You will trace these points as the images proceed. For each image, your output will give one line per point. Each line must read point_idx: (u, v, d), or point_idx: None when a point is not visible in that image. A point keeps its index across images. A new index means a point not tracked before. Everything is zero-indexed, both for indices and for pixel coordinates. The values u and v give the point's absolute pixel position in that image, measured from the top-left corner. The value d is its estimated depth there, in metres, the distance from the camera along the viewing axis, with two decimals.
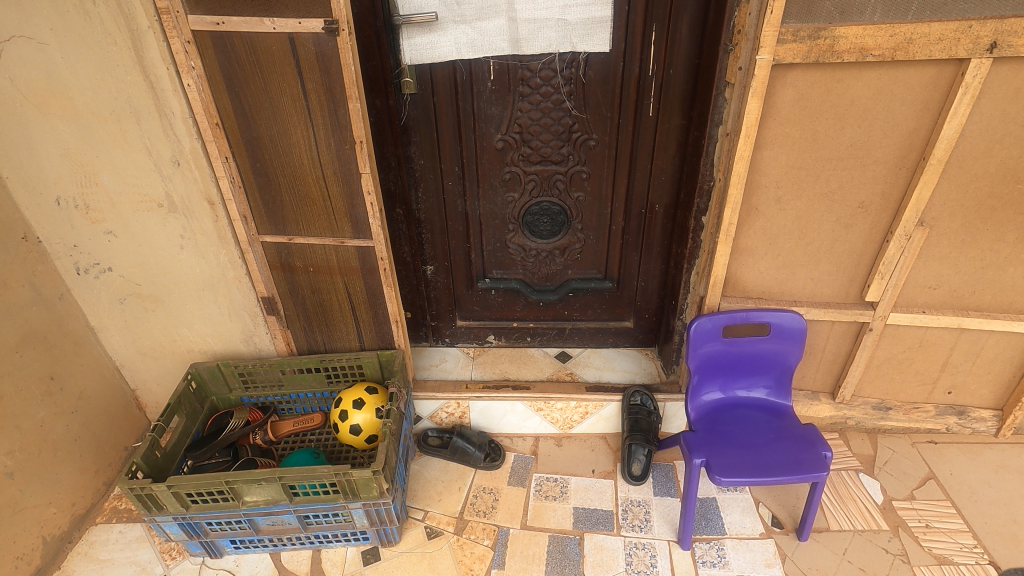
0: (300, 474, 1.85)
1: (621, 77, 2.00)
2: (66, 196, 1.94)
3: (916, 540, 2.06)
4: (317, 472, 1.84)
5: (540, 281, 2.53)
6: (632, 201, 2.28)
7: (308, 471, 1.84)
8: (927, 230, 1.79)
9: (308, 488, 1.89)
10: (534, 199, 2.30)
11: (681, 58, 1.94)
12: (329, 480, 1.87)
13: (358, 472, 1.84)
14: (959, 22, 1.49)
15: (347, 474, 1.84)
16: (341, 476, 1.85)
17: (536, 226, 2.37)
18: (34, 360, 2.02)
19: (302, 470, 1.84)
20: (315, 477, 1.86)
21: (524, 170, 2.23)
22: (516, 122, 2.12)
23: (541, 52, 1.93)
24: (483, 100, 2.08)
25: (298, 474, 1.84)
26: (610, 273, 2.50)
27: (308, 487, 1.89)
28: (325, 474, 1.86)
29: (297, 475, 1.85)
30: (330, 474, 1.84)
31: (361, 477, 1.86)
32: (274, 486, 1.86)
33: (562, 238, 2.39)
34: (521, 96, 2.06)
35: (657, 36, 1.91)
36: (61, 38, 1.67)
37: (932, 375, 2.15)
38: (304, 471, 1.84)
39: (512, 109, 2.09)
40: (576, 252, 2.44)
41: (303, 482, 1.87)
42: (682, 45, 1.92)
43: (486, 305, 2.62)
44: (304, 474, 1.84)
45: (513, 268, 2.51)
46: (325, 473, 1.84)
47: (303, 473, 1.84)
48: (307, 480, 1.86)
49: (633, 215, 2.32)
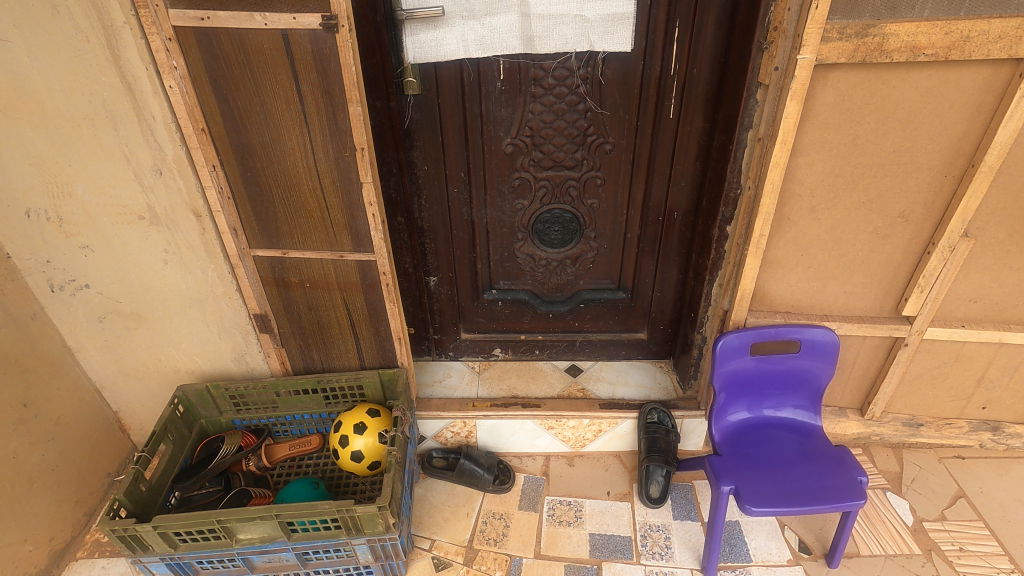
0: (303, 513, 1.71)
1: (640, 76, 1.87)
2: (36, 208, 1.77)
3: (951, 565, 1.96)
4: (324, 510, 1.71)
5: (550, 292, 2.40)
6: (649, 208, 2.15)
7: (312, 508, 1.70)
8: (971, 241, 1.67)
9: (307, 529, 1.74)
10: (545, 206, 2.16)
11: (705, 56, 1.81)
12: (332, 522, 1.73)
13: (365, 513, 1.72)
14: (1020, 19, 1.36)
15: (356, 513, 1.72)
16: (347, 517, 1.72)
17: (546, 235, 2.23)
18: (5, 386, 1.86)
19: (305, 507, 1.70)
20: (316, 519, 1.72)
21: (535, 176, 2.08)
22: (526, 124, 1.97)
23: (556, 50, 1.79)
24: (492, 101, 1.93)
25: (300, 513, 1.70)
26: (623, 283, 2.38)
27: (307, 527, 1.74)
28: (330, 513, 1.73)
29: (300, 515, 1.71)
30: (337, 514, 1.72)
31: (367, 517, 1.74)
32: (276, 523, 1.72)
33: (574, 247, 2.26)
34: (534, 96, 1.91)
35: (681, 32, 1.77)
36: (25, 35, 1.50)
37: (966, 390, 2.00)
38: (306, 508, 1.69)
39: (523, 111, 1.95)
40: (589, 261, 2.30)
41: (306, 522, 1.73)
42: (708, 43, 1.79)
43: (492, 317, 2.49)
44: (308, 515, 1.70)
45: (521, 278, 2.37)
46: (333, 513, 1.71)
47: (306, 513, 1.70)
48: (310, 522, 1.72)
49: (650, 223, 2.19)
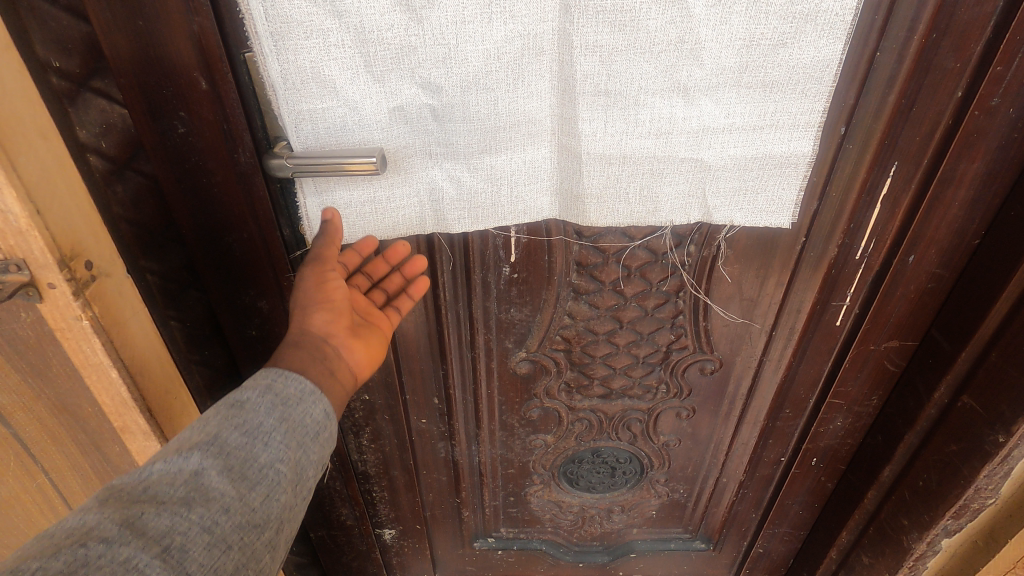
0: (175, 501, 0.53)
1: (792, 259, 0.93)
2: None
3: None
4: (220, 424, 0.60)
5: (581, 540, 1.46)
6: (768, 446, 1.22)
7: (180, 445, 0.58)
8: None
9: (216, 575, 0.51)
10: (583, 444, 1.22)
11: (938, 236, 0.88)
12: (280, 525, 0.58)
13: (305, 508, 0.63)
14: None
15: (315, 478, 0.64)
16: (281, 414, 0.63)
17: (582, 478, 1.29)
18: None
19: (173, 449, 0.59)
20: (217, 536, 0.52)
21: (569, 406, 1.14)
22: (558, 333, 1.02)
23: (626, 223, 0.83)
24: (494, 297, 0.98)
25: (185, 487, 0.54)
26: (704, 531, 1.45)
27: (201, 565, 0.50)
28: (242, 412, 0.62)
29: (159, 478, 0.54)
30: (263, 393, 0.64)
31: (310, 425, 0.65)
32: (94, 528, 0.48)
33: (628, 492, 1.33)
34: (576, 291, 0.96)
35: (897, 188, 0.84)
36: None
37: None
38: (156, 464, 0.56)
39: (554, 314, 0.99)
40: (650, 508, 1.37)
41: (217, 517, 0.53)
42: (951, 210, 0.85)
43: (485, 566, 1.54)
44: (213, 483, 0.55)
45: (535, 525, 1.43)
46: (262, 415, 0.62)
47: (205, 486, 0.55)
48: (234, 529, 0.54)
49: (764, 465, 1.26)
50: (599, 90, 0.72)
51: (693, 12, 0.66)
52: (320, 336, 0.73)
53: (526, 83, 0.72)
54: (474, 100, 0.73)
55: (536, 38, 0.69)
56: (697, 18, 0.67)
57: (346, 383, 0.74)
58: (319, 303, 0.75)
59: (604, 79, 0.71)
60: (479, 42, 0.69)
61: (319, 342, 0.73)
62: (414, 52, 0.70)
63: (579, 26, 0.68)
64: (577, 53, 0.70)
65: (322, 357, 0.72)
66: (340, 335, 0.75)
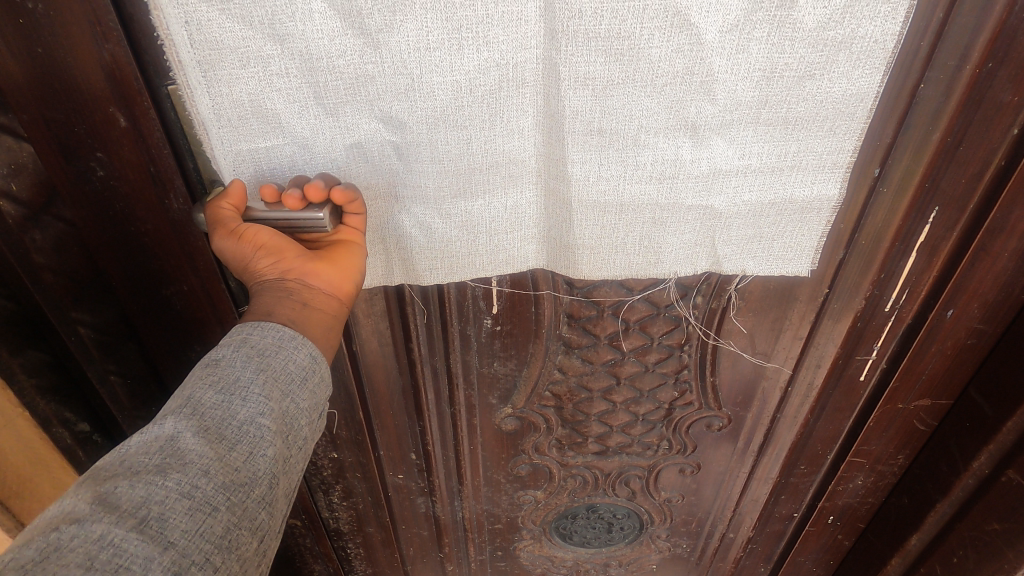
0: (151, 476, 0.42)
1: (813, 311, 0.81)
2: None
3: None
4: (194, 386, 0.49)
5: None
6: (781, 504, 1.11)
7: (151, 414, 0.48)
8: None
9: (205, 543, 0.41)
10: (577, 500, 1.11)
11: (981, 289, 0.77)
12: (275, 482, 0.48)
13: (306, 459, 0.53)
14: None
15: (313, 421, 0.54)
16: (261, 366, 0.52)
17: (575, 534, 1.18)
18: None
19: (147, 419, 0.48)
20: (203, 500, 0.43)
21: (560, 462, 1.03)
22: (547, 388, 0.91)
23: (623, 276, 0.71)
24: (475, 351, 0.86)
25: (158, 458, 0.44)
26: None
27: (185, 532, 0.41)
28: (220, 372, 0.51)
29: (128, 451, 0.44)
30: (241, 347, 0.53)
31: (299, 368, 0.54)
32: (65, 512, 0.40)
33: (626, 548, 1.21)
34: (568, 345, 0.85)
35: (937, 237, 0.73)
36: None
37: None
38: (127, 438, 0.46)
39: (543, 368, 0.88)
40: (650, 563, 1.26)
41: (199, 479, 0.44)
42: (999, 261, 0.74)
43: None
44: (190, 445, 0.45)
45: None
46: (241, 372, 0.51)
47: (182, 450, 0.45)
48: (219, 490, 0.44)
49: (775, 522, 1.14)
50: (592, 128, 0.60)
51: (704, 39, 0.55)
52: (275, 275, 0.59)
53: (504, 120, 0.61)
54: (442, 137, 0.62)
55: (516, 68, 0.58)
56: (709, 46, 0.55)
57: (330, 306, 0.60)
58: (264, 254, 0.59)
59: (597, 117, 0.59)
60: (447, 73, 0.58)
61: (276, 280, 0.59)
62: (371, 83, 0.58)
63: (568, 54, 0.56)
64: (566, 85, 0.58)
65: (284, 294, 0.57)
66: (296, 262, 0.59)
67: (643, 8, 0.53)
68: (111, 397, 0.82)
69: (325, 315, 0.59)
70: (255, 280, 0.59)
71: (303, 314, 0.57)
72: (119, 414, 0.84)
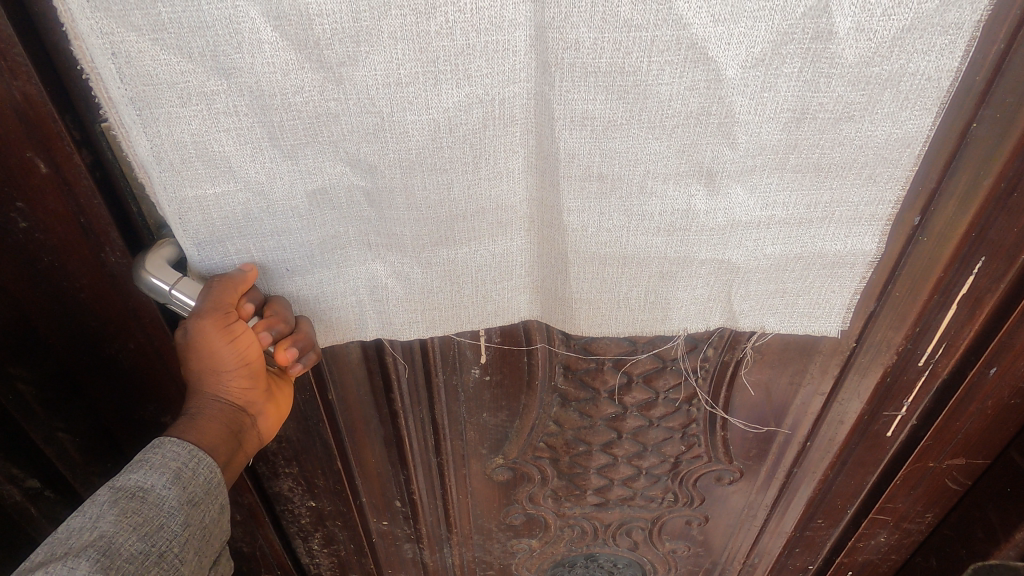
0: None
1: (840, 365, 0.73)
2: None
3: None
4: (115, 523, 0.47)
5: None
6: (794, 558, 1.02)
7: (56, 544, 0.45)
8: None
9: None
10: (574, 550, 1.03)
11: None
12: None
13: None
14: None
15: (213, 562, 0.54)
16: (188, 514, 0.51)
17: None
18: None
19: (51, 540, 0.45)
20: None
21: (557, 513, 0.95)
22: (542, 440, 0.83)
23: (628, 332, 0.63)
24: (463, 401, 0.79)
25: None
26: None
27: None
28: (145, 508, 0.49)
29: None
30: (170, 476, 0.51)
31: (219, 509, 0.54)
32: None
33: None
34: (565, 397, 0.77)
35: (982, 289, 0.65)
36: None
37: None
38: (28, 574, 0.42)
39: (537, 420, 0.80)
40: None
41: None
42: None
43: None
44: None
45: None
46: (166, 511, 0.49)
47: None
48: None
49: None
50: (590, 174, 0.52)
51: (725, 75, 0.46)
52: (239, 402, 0.56)
53: (490, 162, 0.53)
54: (418, 181, 0.53)
55: (503, 104, 0.50)
56: (730, 84, 0.47)
57: (251, 448, 0.59)
58: (241, 372, 0.55)
59: (598, 162, 0.51)
60: (422, 110, 0.49)
61: (236, 408, 0.56)
62: (334, 123, 0.50)
63: (564, 90, 0.48)
64: (561, 126, 0.50)
65: (235, 432, 0.55)
66: (260, 401, 0.58)
67: (653, 40, 0.45)
68: (57, 455, 0.73)
69: (241, 460, 0.59)
70: (212, 389, 0.54)
71: (236, 457, 0.57)
72: (70, 473, 0.75)
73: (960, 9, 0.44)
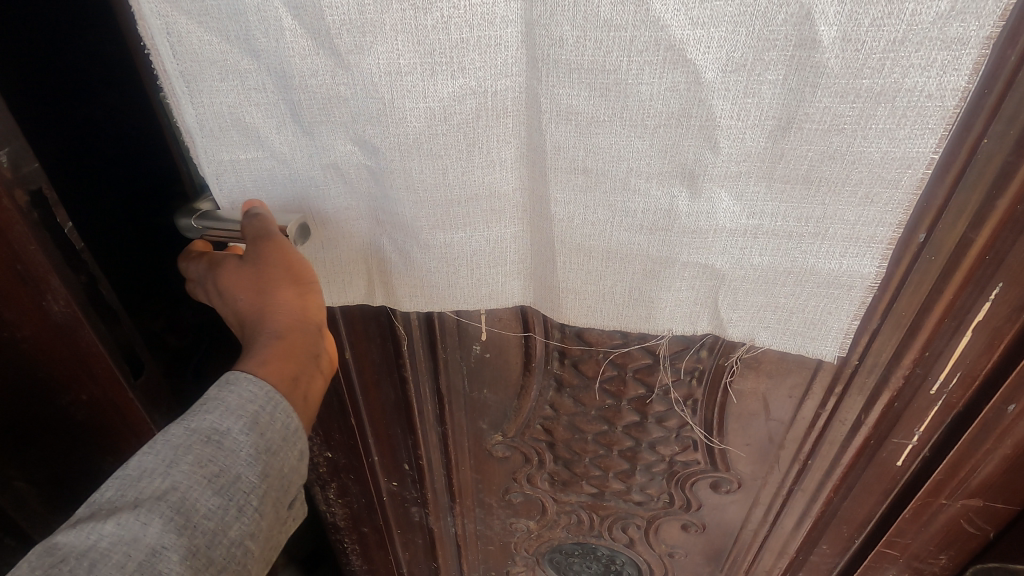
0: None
1: (841, 384, 0.71)
2: None
3: None
4: (188, 474, 0.49)
5: None
6: None
7: (128, 483, 0.48)
8: None
9: None
10: (571, 537, 1.05)
11: None
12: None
13: (292, 531, 0.56)
14: None
15: (293, 501, 0.56)
16: (262, 465, 0.52)
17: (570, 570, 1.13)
18: None
19: (127, 475, 0.48)
20: None
21: (554, 498, 0.98)
22: (539, 423, 0.86)
23: (613, 326, 0.65)
24: (465, 376, 0.84)
25: (136, 565, 0.44)
26: None
27: None
28: (220, 458, 0.50)
29: (97, 547, 0.44)
30: (246, 421, 0.52)
31: (297, 455, 0.55)
32: None
33: None
34: (560, 384, 0.80)
35: (999, 319, 0.61)
36: None
37: None
38: (98, 522, 0.45)
39: (534, 403, 0.84)
40: None
41: None
42: None
43: None
44: (170, 567, 0.45)
45: None
46: (240, 460, 0.51)
47: (159, 569, 0.45)
48: None
49: None
50: (575, 166, 0.54)
51: (704, 79, 0.47)
52: (303, 317, 0.58)
53: (485, 149, 0.57)
54: (419, 162, 0.58)
55: (496, 95, 0.54)
56: (709, 88, 0.47)
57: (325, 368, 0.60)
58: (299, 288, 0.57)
59: (582, 155, 0.53)
60: (420, 97, 0.54)
61: (302, 324, 0.58)
62: (346, 103, 0.56)
63: (549, 85, 0.51)
64: (547, 118, 0.53)
65: (303, 343, 0.57)
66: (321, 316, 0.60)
67: (632, 40, 0.46)
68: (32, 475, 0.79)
69: (320, 379, 0.59)
70: (276, 307, 0.56)
71: (313, 372, 0.58)
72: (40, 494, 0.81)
73: (963, 23, 0.40)
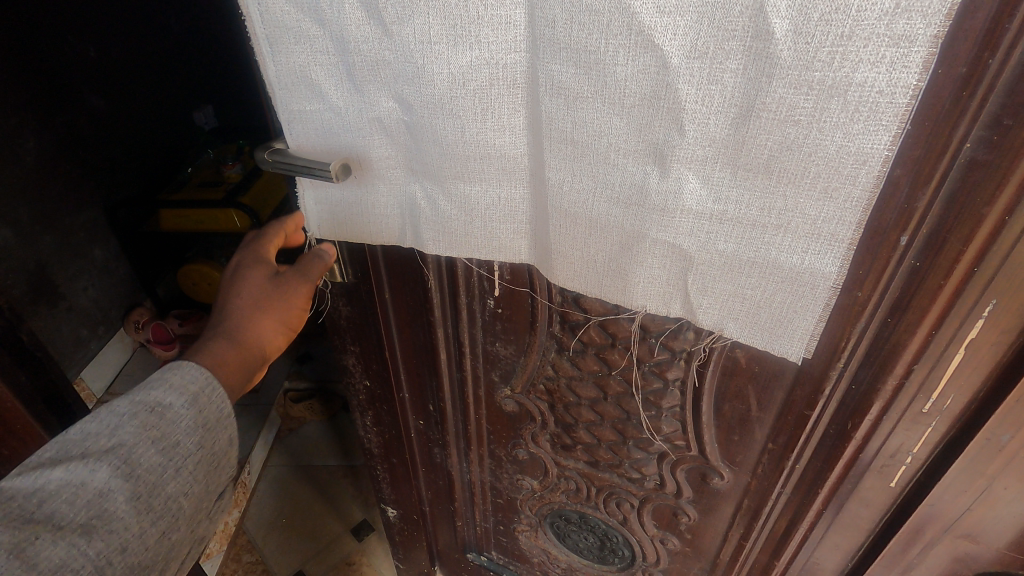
0: (74, 527, 0.58)
1: (827, 392, 0.70)
2: None
3: None
4: (132, 433, 0.64)
5: None
6: None
7: (76, 444, 0.62)
8: None
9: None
10: (570, 505, 1.11)
11: None
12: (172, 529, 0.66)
13: (218, 491, 0.72)
14: None
15: (222, 467, 0.72)
16: (197, 429, 0.68)
17: (569, 537, 1.19)
18: None
19: (67, 437, 0.63)
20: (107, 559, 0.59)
21: (555, 460, 1.05)
22: (543, 382, 0.94)
23: (598, 292, 0.71)
24: (481, 327, 0.93)
25: (87, 507, 0.59)
26: None
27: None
28: (161, 423, 0.66)
29: (50, 485, 0.59)
30: (186, 397, 0.69)
31: (225, 434, 0.72)
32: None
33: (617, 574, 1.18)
34: (562, 346, 0.87)
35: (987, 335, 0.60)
36: None
37: None
38: (52, 467, 0.60)
39: (539, 361, 0.91)
40: None
41: (110, 545, 0.60)
42: None
43: None
44: (115, 508, 0.61)
45: (525, 562, 1.36)
46: (179, 430, 0.67)
47: (105, 511, 0.60)
48: (122, 554, 0.61)
49: None
50: (565, 137, 0.61)
51: (671, 63, 0.52)
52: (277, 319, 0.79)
53: (496, 115, 0.65)
54: (442, 122, 0.68)
55: (506, 68, 0.62)
56: (675, 72, 0.52)
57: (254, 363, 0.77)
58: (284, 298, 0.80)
59: (570, 128, 0.60)
60: (444, 65, 0.64)
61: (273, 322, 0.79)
62: (389, 67, 0.67)
63: (545, 60, 0.58)
64: (544, 91, 0.60)
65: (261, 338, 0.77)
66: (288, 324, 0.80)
67: (608, 25, 0.52)
68: None
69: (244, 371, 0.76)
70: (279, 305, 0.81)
71: (250, 363, 0.77)
72: None
73: (908, 20, 0.42)
